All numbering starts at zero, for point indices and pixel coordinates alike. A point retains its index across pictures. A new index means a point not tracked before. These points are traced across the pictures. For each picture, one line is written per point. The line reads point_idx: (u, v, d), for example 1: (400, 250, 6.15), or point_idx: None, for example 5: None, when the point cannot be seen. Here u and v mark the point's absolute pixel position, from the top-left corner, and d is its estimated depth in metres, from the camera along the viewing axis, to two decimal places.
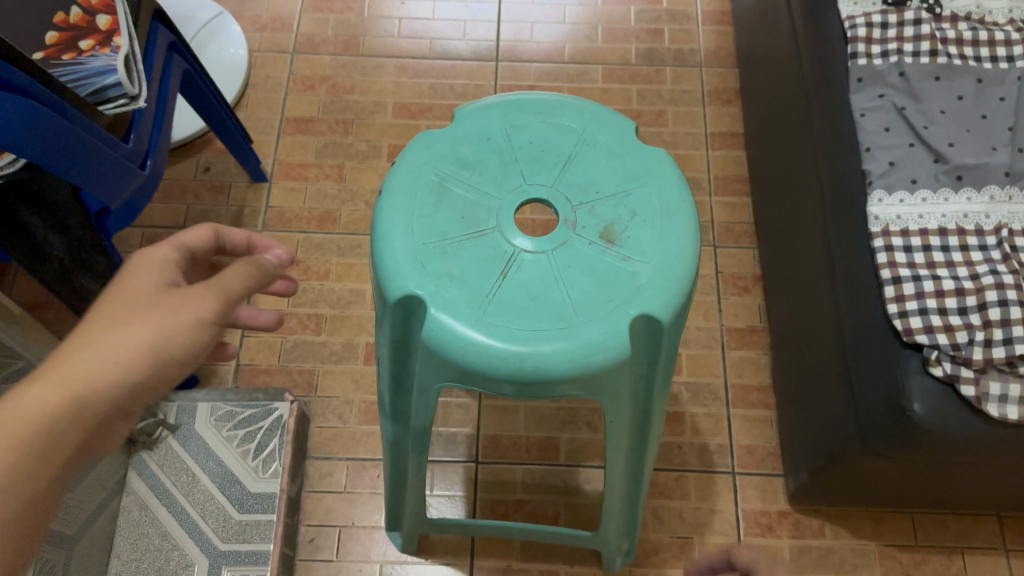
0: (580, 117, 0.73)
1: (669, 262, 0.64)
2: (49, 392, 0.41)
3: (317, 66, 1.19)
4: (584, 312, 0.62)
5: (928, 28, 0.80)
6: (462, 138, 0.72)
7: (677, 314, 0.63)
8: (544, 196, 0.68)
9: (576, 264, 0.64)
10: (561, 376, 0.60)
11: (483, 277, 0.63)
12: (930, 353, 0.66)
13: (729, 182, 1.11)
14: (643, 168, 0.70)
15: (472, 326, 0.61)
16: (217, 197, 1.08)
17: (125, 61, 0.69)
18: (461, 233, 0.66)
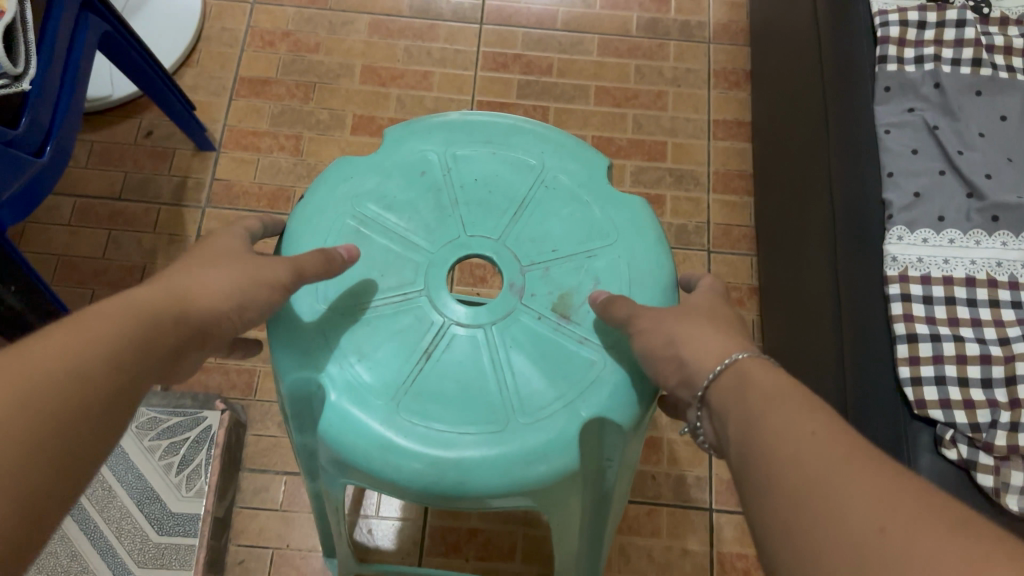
0: (538, 154, 0.75)
1: (622, 350, 0.66)
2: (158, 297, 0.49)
3: (279, 19, 1.07)
4: (521, 414, 0.64)
5: (971, 32, 0.74)
6: (394, 170, 0.74)
7: (630, 415, 0.64)
8: (491, 254, 0.70)
9: (517, 340, 0.67)
10: (485, 491, 0.61)
11: (406, 361, 0.66)
12: (946, 430, 0.61)
13: (731, 178, 1.02)
14: (613, 225, 0.72)
15: (384, 424, 0.63)
16: (159, 165, 0.99)
17: (8, 31, 0.57)
18: (388, 296, 0.68)
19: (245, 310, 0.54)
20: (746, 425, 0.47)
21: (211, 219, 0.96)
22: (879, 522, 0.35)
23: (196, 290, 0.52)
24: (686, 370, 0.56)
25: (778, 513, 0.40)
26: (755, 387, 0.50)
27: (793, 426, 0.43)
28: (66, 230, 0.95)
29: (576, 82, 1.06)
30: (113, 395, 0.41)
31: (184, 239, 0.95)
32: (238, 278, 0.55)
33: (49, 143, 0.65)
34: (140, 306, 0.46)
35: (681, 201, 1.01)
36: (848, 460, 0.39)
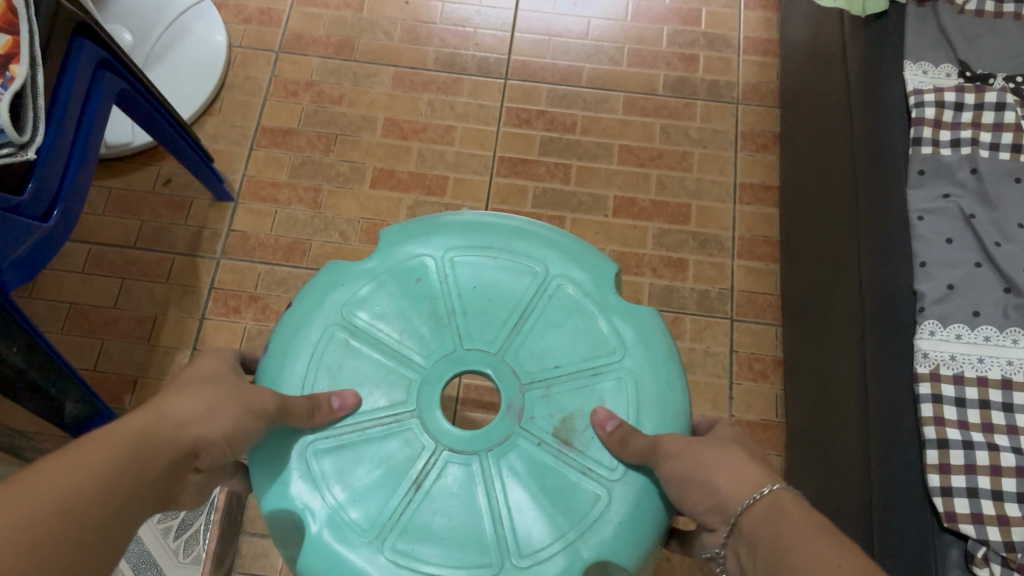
0: (540, 259, 0.75)
1: (628, 483, 0.66)
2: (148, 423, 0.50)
3: (304, 69, 1.12)
4: (515, 555, 0.64)
5: (1011, 115, 0.72)
6: (389, 279, 0.75)
7: (636, 550, 0.65)
8: (490, 371, 0.71)
9: (515, 470, 0.67)
10: None
11: (398, 492, 0.66)
12: (977, 548, 0.59)
13: (756, 244, 1.03)
14: (619, 342, 0.72)
15: (371, 563, 0.64)
16: (175, 215, 1.04)
17: (17, 98, 0.57)
18: (379, 419, 0.69)
19: (230, 437, 0.56)
20: (775, 556, 0.51)
21: (226, 271, 1.01)
22: None
23: (181, 412, 0.53)
24: (716, 494, 0.58)
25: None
26: (788, 522, 0.53)
27: (821, 567, 0.48)
28: (81, 277, 1.00)
29: (600, 140, 1.09)
30: (104, 528, 0.43)
31: (198, 290, 1.00)
32: (228, 405, 0.56)
33: (57, 205, 0.65)
34: (134, 434, 0.48)
35: (704, 266, 1.02)
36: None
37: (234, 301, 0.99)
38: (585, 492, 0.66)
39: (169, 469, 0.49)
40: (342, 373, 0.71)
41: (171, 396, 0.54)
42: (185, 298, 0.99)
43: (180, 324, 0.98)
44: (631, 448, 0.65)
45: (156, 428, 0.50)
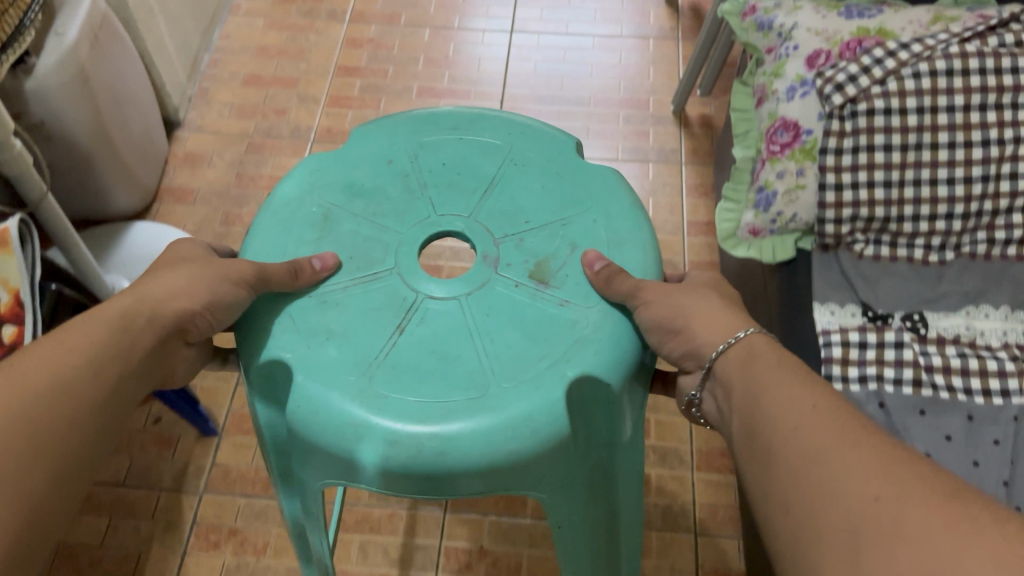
0: (506, 134, 0.81)
1: (607, 310, 0.68)
2: (146, 301, 0.59)
3: None
4: (499, 376, 0.63)
5: (910, 352, 0.74)
6: (359, 163, 0.78)
7: (623, 379, 0.65)
8: (461, 226, 0.73)
9: (493, 321, 0.68)
10: (461, 468, 0.60)
11: (378, 337, 0.67)
12: None
13: (712, 455, 1.10)
14: (585, 191, 0.76)
15: (351, 398, 0.62)
16: (162, 452, 1.04)
17: None
18: (360, 275, 0.70)
19: (206, 304, 0.62)
20: (754, 398, 0.55)
21: (208, 505, 1.01)
22: (874, 493, 0.41)
23: (165, 294, 0.61)
24: (694, 343, 0.63)
25: (788, 478, 0.47)
26: (760, 359, 0.57)
27: (797, 408, 0.50)
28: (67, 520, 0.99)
29: None
30: (93, 400, 0.51)
31: (181, 527, 0.99)
32: (205, 274, 0.63)
33: None
34: (115, 320, 0.56)
35: (667, 478, 1.08)
36: (845, 439, 0.46)
37: (214, 535, 0.99)
38: (564, 319, 0.68)
39: (149, 337, 0.58)
40: (319, 244, 0.73)
41: (151, 275, 0.62)
42: (168, 536, 0.98)
43: (162, 562, 0.97)
44: (615, 287, 0.66)
45: (158, 315, 0.59)
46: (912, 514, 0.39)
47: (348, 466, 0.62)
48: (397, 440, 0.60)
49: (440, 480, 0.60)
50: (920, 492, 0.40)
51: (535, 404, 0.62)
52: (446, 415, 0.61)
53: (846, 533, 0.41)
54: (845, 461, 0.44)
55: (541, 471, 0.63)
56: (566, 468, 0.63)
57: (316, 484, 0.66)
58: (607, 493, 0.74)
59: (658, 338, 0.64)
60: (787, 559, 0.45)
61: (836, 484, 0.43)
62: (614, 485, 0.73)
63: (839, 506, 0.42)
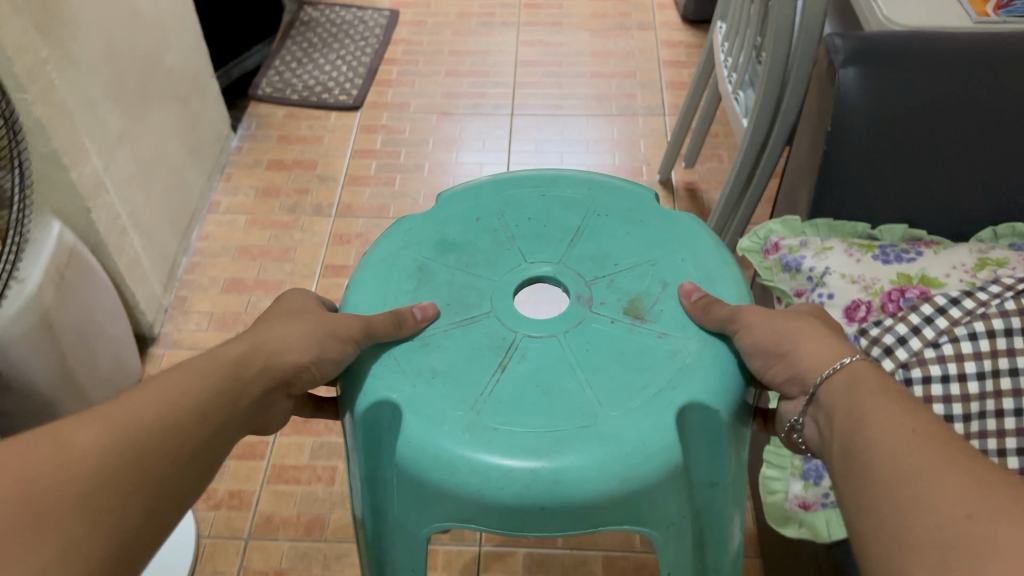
0: (583, 189, 0.93)
1: (703, 338, 0.77)
2: (245, 352, 0.68)
3: (271, 556, 1.15)
4: (606, 405, 0.72)
5: None
6: (454, 220, 0.90)
7: (724, 402, 0.73)
8: (553, 271, 0.83)
9: (592, 354, 0.77)
10: (576, 495, 0.67)
11: (485, 374, 0.76)
12: None
13: None
14: (670, 236, 0.87)
15: (464, 431, 0.70)
16: None
17: None
18: (458, 319, 0.80)
19: (317, 356, 0.71)
20: (855, 432, 0.60)
21: None
22: (965, 514, 0.46)
23: (281, 349, 0.70)
24: (802, 369, 0.70)
25: (881, 496, 0.52)
26: (863, 391, 0.63)
27: (901, 432, 0.55)
28: None
29: None
30: (189, 448, 0.56)
31: None
32: (308, 329, 0.72)
33: None
34: (223, 366, 0.63)
35: None
36: (939, 459, 0.52)
37: None
38: (663, 349, 0.76)
39: (259, 383, 0.66)
40: (417, 294, 0.84)
41: (275, 322, 0.71)
42: None
43: None
44: (710, 314, 0.76)
45: (259, 358, 0.68)
46: (1003, 528, 0.44)
47: (462, 499, 0.70)
48: (511, 479, 0.68)
49: (560, 500, 0.67)
50: (1003, 504, 0.46)
51: (643, 428, 0.70)
52: (557, 448, 0.69)
53: (937, 549, 0.46)
54: (938, 480, 0.50)
55: (648, 507, 0.70)
56: (675, 496, 0.71)
57: (422, 524, 0.73)
58: (715, 537, 0.79)
59: (764, 364, 0.72)
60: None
61: (931, 513, 0.48)
62: (720, 526, 0.79)
63: (932, 521, 0.47)
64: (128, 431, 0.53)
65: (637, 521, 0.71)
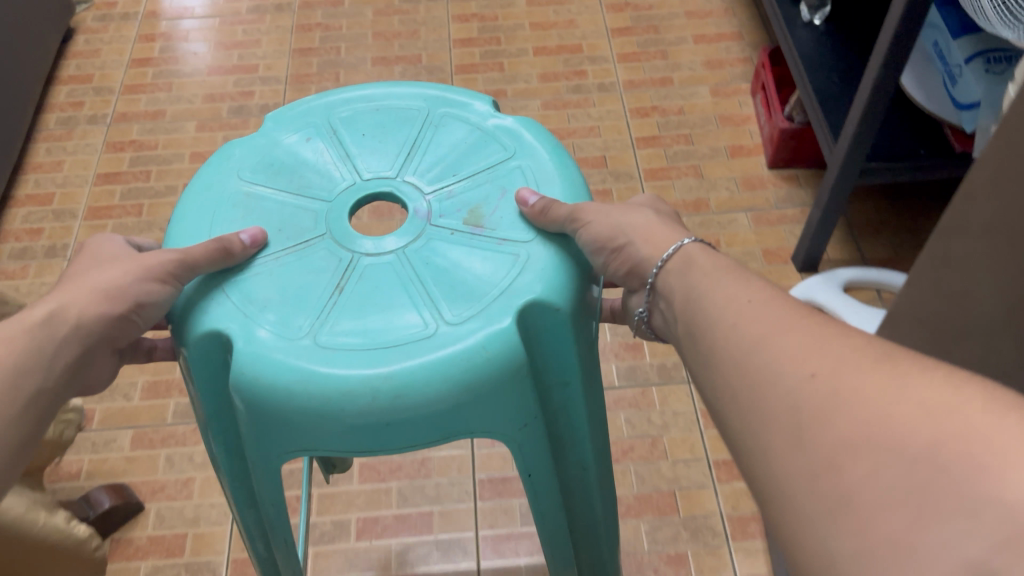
0: (422, 94, 0.92)
1: (553, 262, 0.76)
2: (28, 318, 0.66)
3: None
4: (447, 292, 0.74)
5: None
6: (268, 143, 0.88)
7: (569, 300, 0.75)
8: (385, 186, 0.83)
9: (427, 266, 0.77)
10: (425, 390, 0.68)
11: (314, 298, 0.74)
12: None
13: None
14: (509, 132, 0.87)
15: (301, 355, 0.69)
16: None
17: None
18: (291, 244, 0.78)
19: (132, 302, 0.71)
20: (694, 312, 0.63)
21: None
22: (810, 372, 0.47)
23: (88, 310, 0.69)
24: (637, 259, 0.74)
25: (731, 370, 0.54)
26: (699, 263, 0.68)
27: (735, 304, 0.58)
28: None
29: None
30: (22, 404, 0.62)
31: None
32: (129, 267, 0.72)
33: None
34: (37, 326, 0.65)
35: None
36: (779, 325, 0.53)
37: None
38: (509, 252, 0.77)
39: (59, 347, 0.65)
40: (246, 221, 0.81)
41: (97, 264, 0.71)
42: None
43: None
44: (552, 214, 0.76)
45: (69, 317, 0.68)
46: (845, 381, 0.45)
47: (312, 423, 0.69)
48: (352, 399, 0.67)
49: (410, 387, 0.68)
50: (847, 358, 0.47)
51: (486, 331, 0.70)
52: (399, 363, 0.68)
53: (799, 411, 0.46)
54: (780, 347, 0.51)
55: (501, 411, 0.71)
56: (525, 398, 0.72)
57: (275, 454, 0.73)
58: (580, 458, 0.85)
59: (604, 257, 0.76)
60: (763, 494, 0.48)
61: (739, 344, 0.54)
62: (574, 428, 0.82)
63: (785, 404, 0.47)
64: None
65: (491, 425, 0.73)
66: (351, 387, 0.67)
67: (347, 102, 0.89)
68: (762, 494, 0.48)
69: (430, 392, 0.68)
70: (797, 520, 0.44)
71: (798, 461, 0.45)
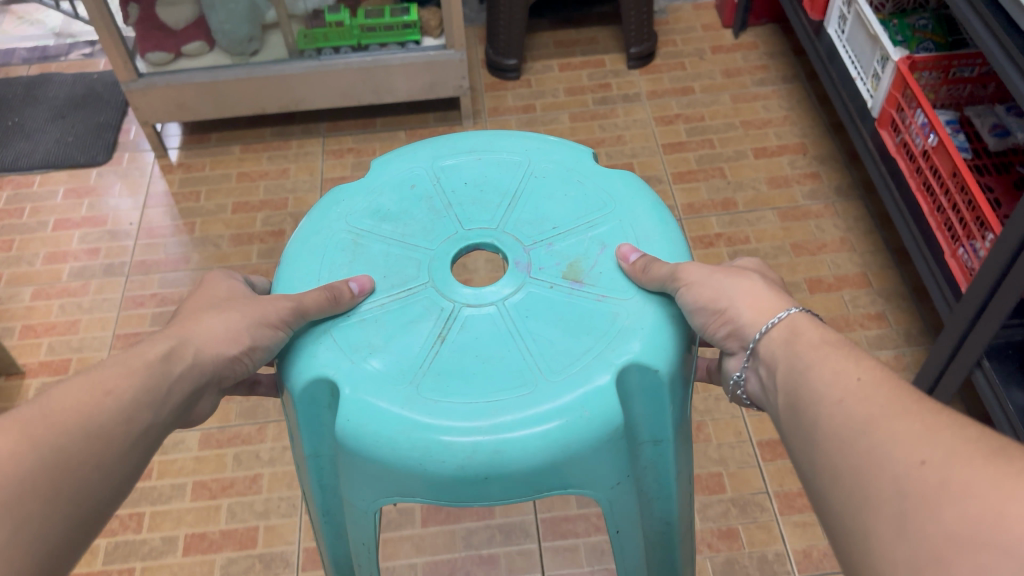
0: (524, 153, 1.07)
1: (654, 326, 0.87)
2: (146, 353, 0.72)
3: None
4: (551, 361, 0.85)
5: None
6: (385, 192, 1.04)
7: (670, 368, 0.86)
8: (495, 241, 0.96)
9: (528, 321, 0.89)
10: (519, 456, 0.78)
11: (425, 352, 0.87)
12: None
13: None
14: (609, 197, 1.01)
15: (408, 407, 0.81)
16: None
17: None
18: (397, 292, 0.92)
19: (248, 345, 0.80)
20: (799, 382, 0.65)
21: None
22: (920, 459, 0.49)
23: (208, 349, 0.78)
24: (739, 320, 0.80)
25: (836, 449, 0.55)
26: (802, 336, 0.73)
27: (847, 380, 0.59)
28: None
29: None
30: (139, 438, 0.67)
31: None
32: (235, 321, 0.80)
33: None
34: (154, 363, 0.71)
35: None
36: (891, 409, 0.54)
37: None
38: (604, 311, 0.89)
39: (169, 392, 0.71)
40: (353, 266, 0.96)
41: (208, 319, 0.79)
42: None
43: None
44: (652, 273, 0.88)
45: (182, 367, 0.74)
46: (957, 475, 0.47)
47: (410, 473, 0.80)
48: (453, 451, 0.78)
49: (507, 451, 0.78)
50: (959, 445, 0.49)
51: (583, 391, 0.81)
52: (497, 425, 0.79)
53: (905, 498, 0.48)
54: (895, 430, 0.52)
55: (594, 465, 0.81)
56: (611, 453, 0.82)
57: (377, 501, 0.85)
58: (661, 504, 0.96)
59: (707, 316, 0.83)
60: (858, 563, 0.50)
61: (842, 417, 0.57)
62: (666, 471, 0.92)
63: (890, 474, 0.50)
64: (57, 429, 0.61)
65: (587, 481, 0.82)
66: (449, 450, 0.77)
67: (451, 154, 1.06)
68: (863, 570, 0.49)
69: (529, 454, 0.78)
70: (892, 570, 0.47)
71: (901, 553, 0.46)
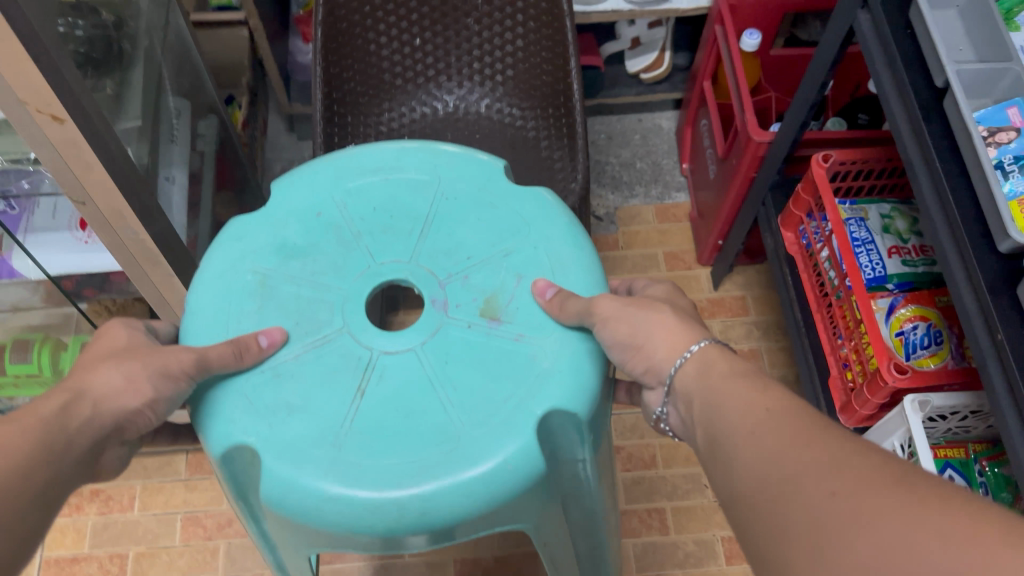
0: (432, 166, 0.64)
1: (569, 377, 0.54)
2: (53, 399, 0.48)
3: None
4: (475, 416, 0.53)
5: None
6: (286, 218, 0.61)
7: (594, 402, 0.54)
8: (408, 276, 0.58)
9: (453, 366, 0.55)
10: (454, 518, 0.50)
11: (336, 402, 0.53)
12: None
13: None
14: (521, 217, 0.61)
15: (326, 473, 0.50)
16: None
17: None
18: (312, 339, 0.56)
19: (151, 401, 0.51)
20: (711, 426, 0.46)
21: None
22: (830, 489, 0.35)
23: (108, 406, 0.49)
24: (655, 361, 0.52)
25: (748, 482, 0.40)
26: (718, 375, 0.48)
27: (749, 418, 0.43)
28: None
29: None
30: (37, 490, 0.44)
31: None
32: (140, 371, 0.50)
33: None
34: (52, 418, 0.47)
35: None
36: (799, 437, 0.39)
37: None
38: (524, 356, 0.55)
39: (77, 451, 0.48)
40: (266, 316, 0.57)
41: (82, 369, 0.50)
42: None
43: None
44: (569, 310, 0.54)
45: (118, 411, 0.50)
46: (873, 500, 0.33)
47: (345, 538, 0.52)
48: (384, 511, 0.49)
49: (446, 520, 0.50)
50: (867, 477, 0.35)
51: (520, 441, 0.51)
52: (432, 468, 0.50)
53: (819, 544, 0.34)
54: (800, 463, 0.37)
55: (530, 504, 0.54)
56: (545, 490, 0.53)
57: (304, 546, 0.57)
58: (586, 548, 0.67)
59: (621, 355, 0.53)
60: None
61: (750, 446, 0.41)
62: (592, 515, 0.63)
63: (802, 524, 0.35)
64: None
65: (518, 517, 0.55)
66: (377, 510, 0.49)
67: (364, 184, 0.63)
68: None
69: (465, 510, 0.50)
70: None
71: None
